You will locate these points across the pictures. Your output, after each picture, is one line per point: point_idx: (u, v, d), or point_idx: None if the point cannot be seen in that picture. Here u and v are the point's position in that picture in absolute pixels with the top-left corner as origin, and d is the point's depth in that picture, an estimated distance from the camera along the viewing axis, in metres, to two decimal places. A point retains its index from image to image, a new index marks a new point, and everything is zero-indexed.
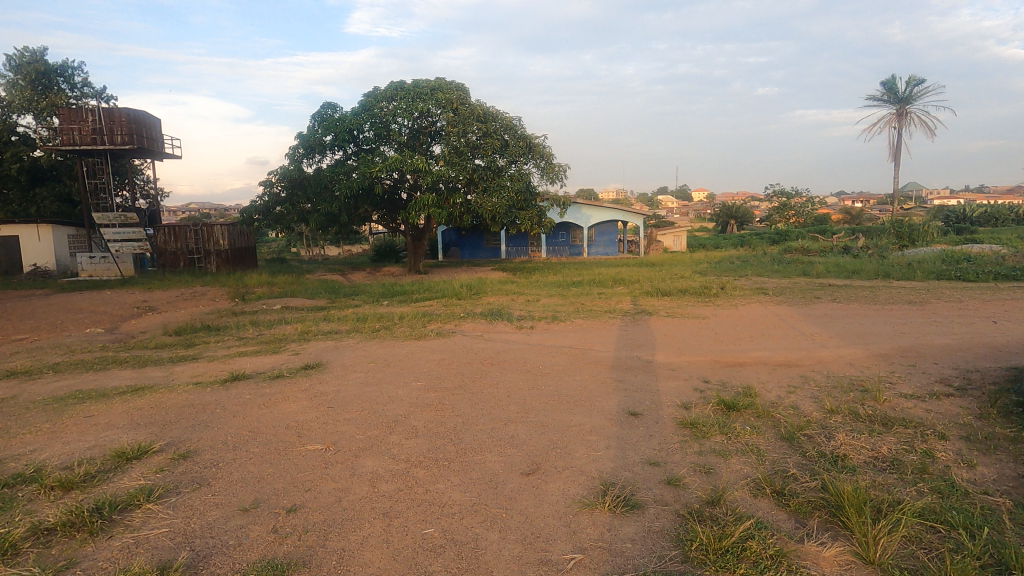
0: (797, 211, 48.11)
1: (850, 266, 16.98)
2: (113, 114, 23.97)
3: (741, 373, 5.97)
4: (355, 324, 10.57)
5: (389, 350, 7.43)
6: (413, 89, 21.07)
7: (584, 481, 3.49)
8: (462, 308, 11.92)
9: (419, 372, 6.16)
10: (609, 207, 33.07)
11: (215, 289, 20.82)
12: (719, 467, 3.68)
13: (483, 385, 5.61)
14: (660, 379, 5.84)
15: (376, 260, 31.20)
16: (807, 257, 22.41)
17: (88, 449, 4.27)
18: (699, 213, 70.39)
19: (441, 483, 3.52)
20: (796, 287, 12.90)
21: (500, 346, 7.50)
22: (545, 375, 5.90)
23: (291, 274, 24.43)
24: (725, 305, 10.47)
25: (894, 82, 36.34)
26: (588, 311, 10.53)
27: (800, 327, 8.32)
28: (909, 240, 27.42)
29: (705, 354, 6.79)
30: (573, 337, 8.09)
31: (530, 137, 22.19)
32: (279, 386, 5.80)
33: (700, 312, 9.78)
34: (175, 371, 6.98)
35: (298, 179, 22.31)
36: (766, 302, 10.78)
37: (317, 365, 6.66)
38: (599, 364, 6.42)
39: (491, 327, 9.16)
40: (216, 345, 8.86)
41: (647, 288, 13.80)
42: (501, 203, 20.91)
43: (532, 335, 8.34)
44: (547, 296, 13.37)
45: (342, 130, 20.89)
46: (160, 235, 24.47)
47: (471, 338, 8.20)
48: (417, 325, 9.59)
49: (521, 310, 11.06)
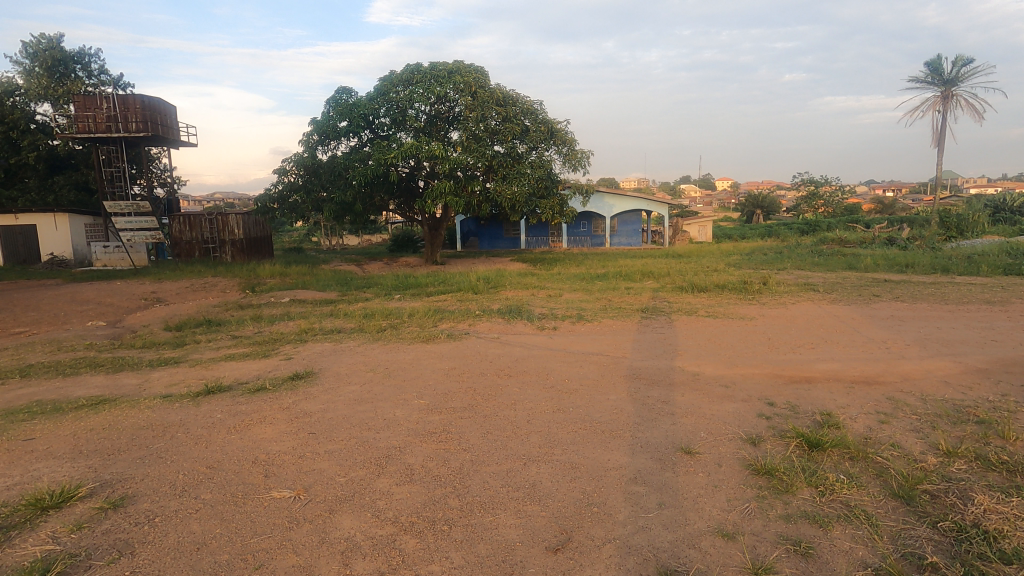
0: (827, 200, 46.11)
1: (902, 259, 15.58)
2: (127, 101, 23.44)
3: (811, 393, 4.89)
4: (360, 322, 9.64)
5: (394, 356, 6.50)
6: (430, 72, 20.19)
7: (633, 568, 2.51)
8: (477, 304, 10.96)
9: (425, 387, 5.21)
10: (633, 196, 31.73)
11: (226, 280, 20.21)
12: (821, 546, 2.65)
13: (498, 406, 4.64)
14: (713, 400, 4.78)
15: (394, 251, 30.46)
16: (849, 249, 20.81)
17: (2, 491, 3.40)
18: (722, 202, 68.40)
19: (436, 564, 2.58)
20: (847, 283, 11.60)
21: (521, 351, 6.55)
22: (572, 394, 4.90)
23: (305, 265, 23.80)
24: (772, 304, 9.32)
25: (939, 62, 34.13)
26: (617, 309, 9.44)
27: (867, 332, 7.13)
28: (957, 232, 25.54)
29: (762, 366, 5.72)
30: (604, 340, 7.10)
31: (552, 121, 21.03)
32: (258, 403, 4.90)
33: (746, 312, 8.64)
34: (151, 377, 6.16)
35: (312, 167, 21.59)
36: (819, 301, 9.54)
37: (307, 374, 5.73)
38: (636, 378, 5.42)
39: (509, 327, 8.20)
40: (206, 344, 8.03)
41: (680, 282, 12.72)
42: (521, 191, 19.84)
43: (556, 337, 7.33)
44: (571, 291, 12.30)
45: (357, 115, 20.02)
46: (176, 224, 24.13)
47: (486, 341, 7.22)
48: (427, 324, 8.62)
49: (542, 307, 10.06)
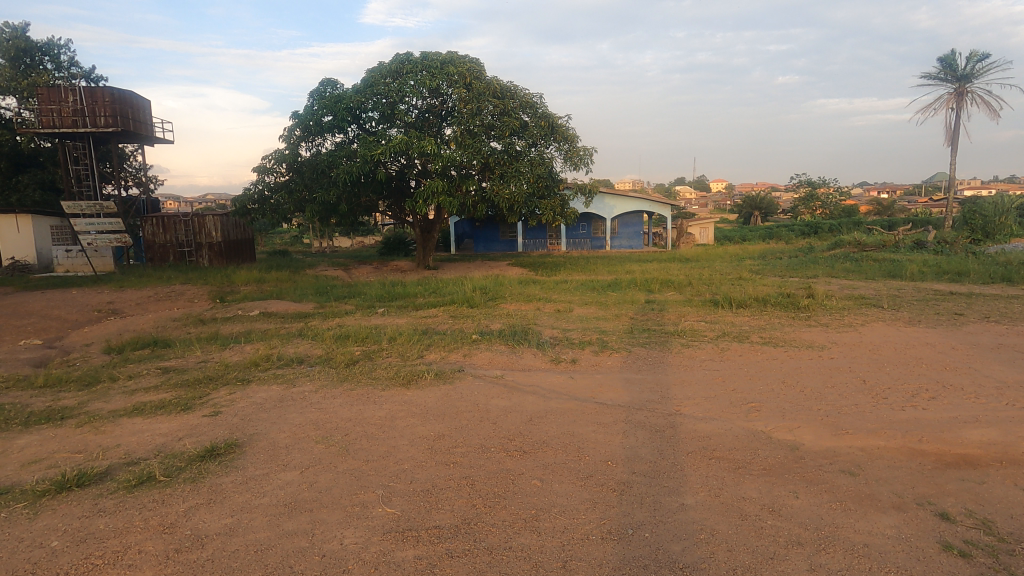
0: (824, 202, 44.71)
1: (948, 266, 13.83)
2: (95, 93, 21.46)
3: (996, 494, 3.15)
4: (330, 349, 7.80)
5: (358, 410, 4.70)
6: (422, 62, 18.46)
7: None
8: (473, 323, 9.17)
9: (398, 480, 3.42)
10: (635, 196, 30.08)
11: (196, 288, 18.33)
12: None
13: (511, 525, 2.88)
14: (851, 509, 3.02)
15: (384, 254, 28.70)
16: (877, 254, 19.11)
17: None
18: (717, 204, 66.83)
19: None
20: (906, 296, 9.89)
21: (535, 404, 4.77)
22: (625, 497, 3.14)
23: (286, 270, 21.96)
24: (835, 324, 7.59)
25: (954, 57, 32.52)
26: (647, 332, 7.66)
27: (990, 371, 5.39)
28: (982, 235, 23.69)
29: (886, 436, 3.98)
30: (643, 384, 5.32)
31: (552, 116, 19.27)
32: (134, 512, 3.10)
33: (812, 338, 6.85)
34: (14, 447, 4.31)
35: (294, 165, 19.75)
36: (890, 321, 7.77)
37: (228, 448, 3.93)
38: (711, 459, 3.65)
39: (516, 358, 6.44)
40: (123, 383, 6.16)
41: (708, 294, 10.97)
42: (520, 191, 18.06)
43: (578, 378, 5.57)
44: (582, 305, 10.57)
45: (342, 108, 18.22)
46: (148, 225, 22.46)
47: (486, 385, 5.41)
48: (411, 354, 6.82)
49: (552, 329, 8.28)
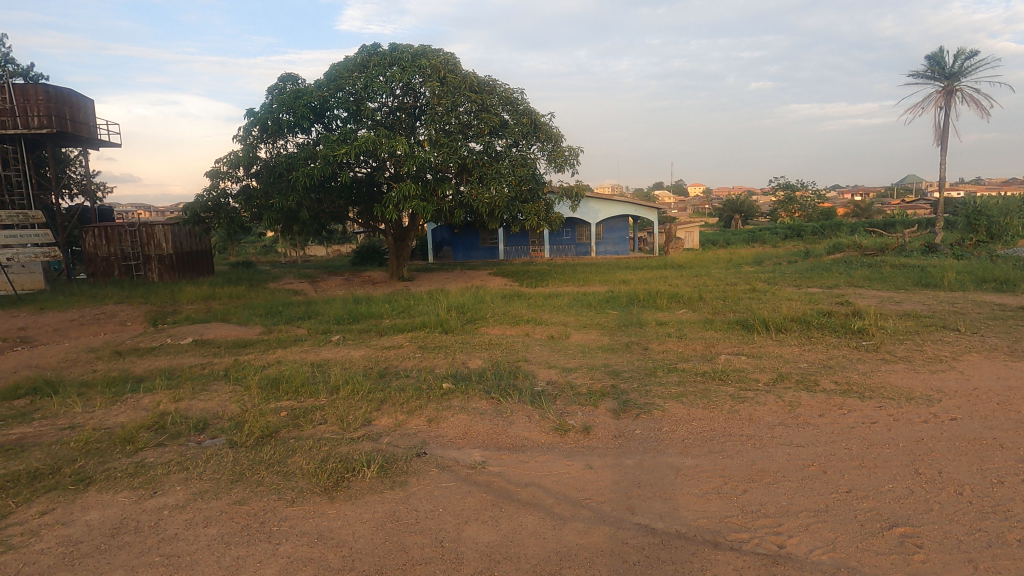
0: (802, 205, 43.68)
1: (980, 273, 12.27)
2: (26, 90, 18.80)
3: None
4: (250, 404, 5.72)
5: (234, 565, 2.68)
6: (391, 55, 16.51)
7: None
8: (446, 357, 7.21)
9: None
10: (620, 200, 28.39)
11: (132, 307, 16.01)
12: None
13: None
14: None
15: (355, 264, 26.56)
16: (885, 259, 17.61)
17: None
18: (694, 208, 65.63)
19: None
20: (964, 312, 8.22)
21: (540, 539, 2.83)
22: None
23: (243, 285, 19.68)
24: (919, 359, 5.80)
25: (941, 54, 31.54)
26: (676, 374, 5.75)
27: None
28: (986, 236, 22.39)
29: None
30: (705, 482, 3.41)
31: (535, 113, 17.38)
32: None
33: (907, 384, 5.02)
34: None
35: (250, 169, 17.52)
36: (988, 353, 5.97)
37: None
38: None
39: (507, 425, 4.50)
40: None
41: (728, 313, 9.16)
42: (501, 194, 16.08)
43: (602, 470, 3.62)
44: (580, 329, 8.70)
45: (302, 105, 16.13)
46: (89, 236, 19.97)
47: (459, 487, 3.43)
48: (357, 417, 4.82)
49: (548, 367, 6.36)
